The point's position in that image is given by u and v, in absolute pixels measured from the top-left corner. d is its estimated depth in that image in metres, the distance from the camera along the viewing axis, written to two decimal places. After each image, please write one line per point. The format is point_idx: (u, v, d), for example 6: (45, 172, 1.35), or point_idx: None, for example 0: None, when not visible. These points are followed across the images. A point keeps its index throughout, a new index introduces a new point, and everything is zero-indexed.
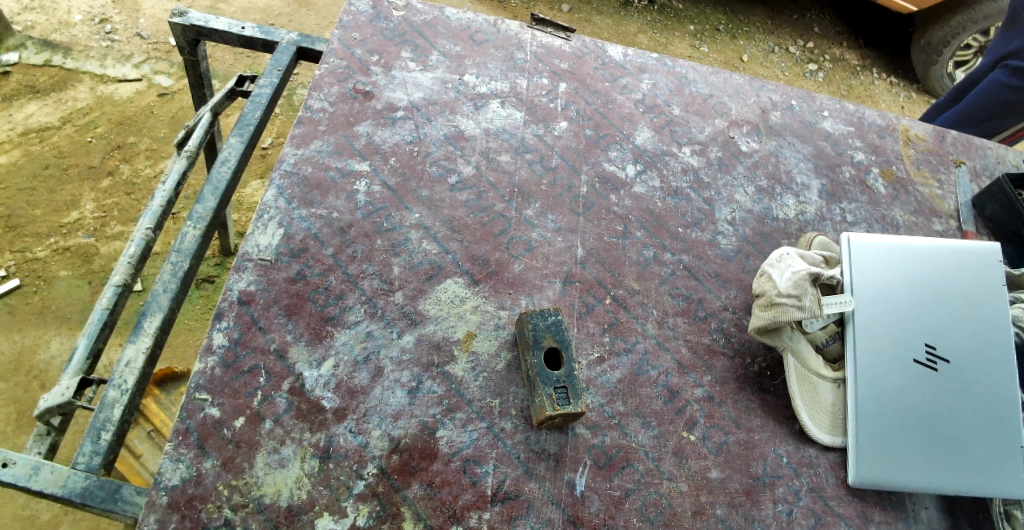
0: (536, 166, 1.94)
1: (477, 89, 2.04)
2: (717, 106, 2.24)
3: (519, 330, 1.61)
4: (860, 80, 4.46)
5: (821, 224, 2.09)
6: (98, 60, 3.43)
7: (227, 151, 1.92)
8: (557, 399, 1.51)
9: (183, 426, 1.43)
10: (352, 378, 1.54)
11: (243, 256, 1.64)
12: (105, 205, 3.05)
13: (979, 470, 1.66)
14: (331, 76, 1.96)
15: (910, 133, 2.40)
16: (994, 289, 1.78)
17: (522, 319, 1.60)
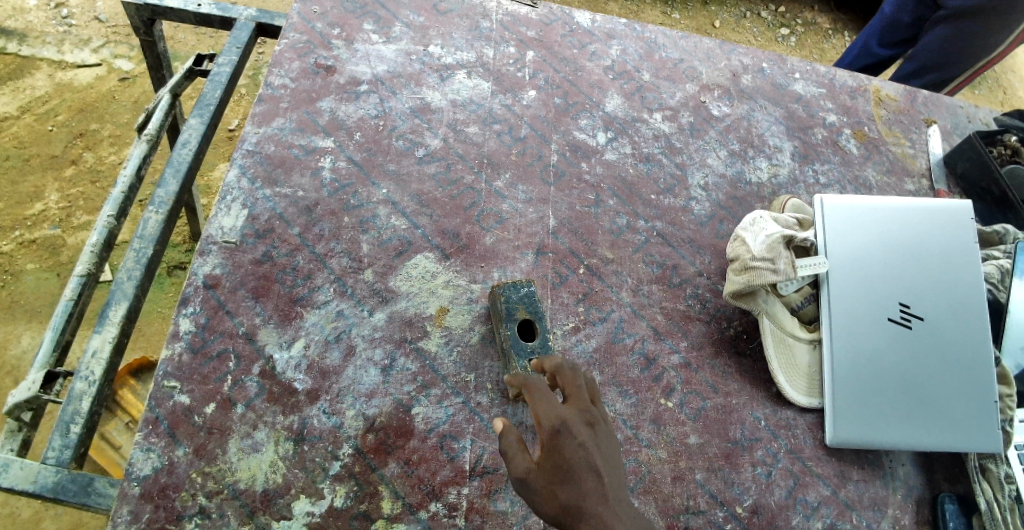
0: (505, 136, 1.91)
1: (443, 60, 2.00)
2: (687, 70, 2.21)
3: (492, 303, 1.58)
4: (832, 44, 4.43)
5: (794, 187, 2.08)
6: (55, 46, 3.31)
7: (187, 132, 1.86)
8: None
9: (153, 416, 1.40)
10: (323, 358, 1.52)
11: (207, 240, 1.60)
12: (69, 195, 2.97)
13: (955, 426, 1.67)
14: (291, 51, 1.90)
15: (881, 94, 2.38)
16: (967, 246, 1.78)
17: (494, 293, 1.58)
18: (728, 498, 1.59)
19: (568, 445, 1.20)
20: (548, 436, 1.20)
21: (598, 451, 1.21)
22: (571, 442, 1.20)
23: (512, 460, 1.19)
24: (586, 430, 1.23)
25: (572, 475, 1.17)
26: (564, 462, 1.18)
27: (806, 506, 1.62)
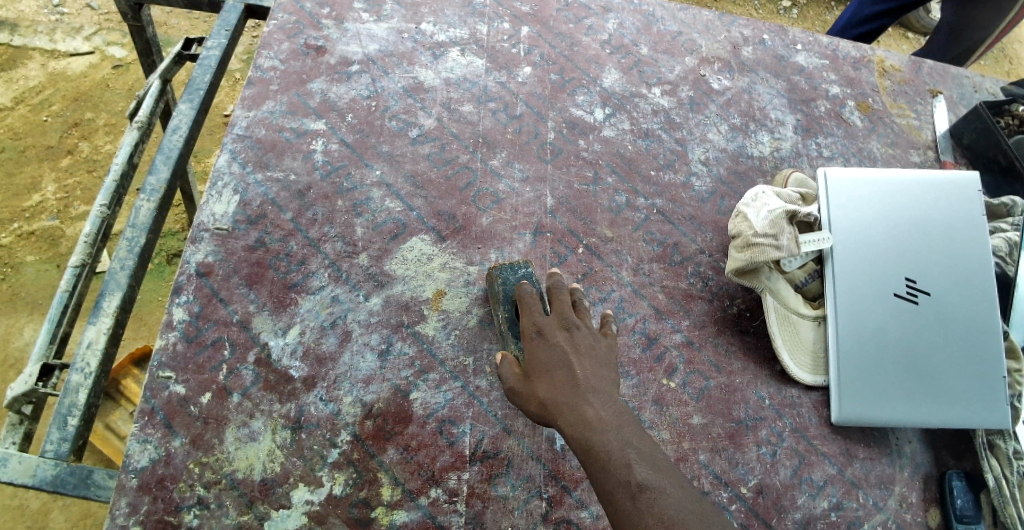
0: (500, 115, 1.87)
1: (436, 38, 1.95)
2: (686, 43, 2.16)
3: (490, 286, 1.56)
4: (835, 15, 4.35)
5: (797, 160, 2.04)
6: (47, 34, 3.26)
7: (177, 118, 1.82)
8: None
9: (149, 406, 1.39)
10: (319, 345, 1.49)
11: (199, 227, 1.57)
12: (66, 185, 2.94)
13: (962, 402, 1.64)
14: (280, 32, 1.86)
15: (885, 64, 2.33)
16: (975, 218, 1.74)
17: (492, 276, 1.55)
18: (733, 479, 1.57)
19: (546, 347, 1.34)
20: (528, 344, 1.37)
21: (573, 350, 1.34)
22: (547, 345, 1.34)
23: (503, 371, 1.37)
24: (565, 333, 1.37)
25: (548, 373, 1.31)
26: (543, 363, 1.32)
27: (811, 485, 1.61)
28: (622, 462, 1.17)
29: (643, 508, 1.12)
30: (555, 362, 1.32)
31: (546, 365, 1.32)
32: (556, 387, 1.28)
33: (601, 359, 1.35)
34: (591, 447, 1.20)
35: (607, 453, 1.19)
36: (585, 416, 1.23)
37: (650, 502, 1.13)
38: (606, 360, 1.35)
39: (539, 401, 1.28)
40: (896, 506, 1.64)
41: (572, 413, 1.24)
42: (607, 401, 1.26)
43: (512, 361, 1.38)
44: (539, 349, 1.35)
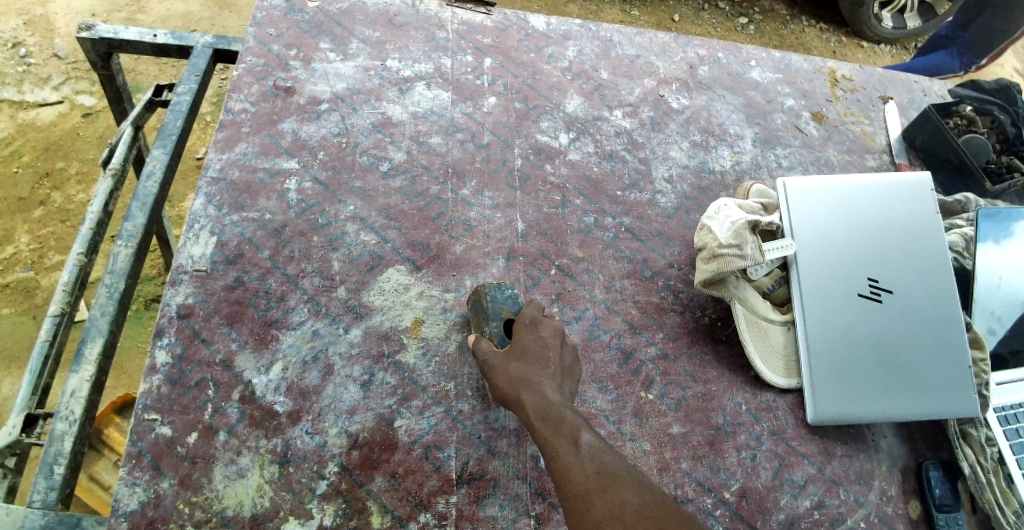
0: (468, 145, 1.93)
1: (402, 73, 2.01)
2: (645, 66, 2.24)
3: (478, 302, 1.59)
4: (790, 29, 4.48)
5: (757, 172, 2.12)
6: (15, 86, 3.27)
7: (151, 164, 1.85)
8: None
9: (135, 450, 1.40)
10: (302, 380, 1.52)
11: (178, 270, 1.60)
12: (40, 236, 2.95)
13: (931, 394, 1.70)
14: (249, 75, 1.91)
15: (837, 74, 2.43)
16: (930, 215, 1.81)
17: (485, 294, 1.58)
18: (716, 484, 1.61)
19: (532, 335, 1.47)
20: (519, 329, 1.49)
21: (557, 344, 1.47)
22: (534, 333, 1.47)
23: (481, 345, 1.49)
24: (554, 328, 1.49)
25: (527, 357, 1.44)
26: (523, 348, 1.45)
27: (792, 485, 1.65)
28: (572, 427, 1.33)
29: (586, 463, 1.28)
30: (533, 349, 1.45)
31: (524, 350, 1.45)
32: (527, 368, 1.42)
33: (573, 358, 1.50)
34: (546, 416, 1.35)
35: (560, 419, 1.34)
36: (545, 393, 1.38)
37: (592, 458, 1.29)
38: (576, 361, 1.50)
39: (510, 376, 1.42)
40: (876, 501, 1.69)
41: (535, 387, 1.39)
42: (564, 389, 1.42)
43: (485, 345, 1.51)
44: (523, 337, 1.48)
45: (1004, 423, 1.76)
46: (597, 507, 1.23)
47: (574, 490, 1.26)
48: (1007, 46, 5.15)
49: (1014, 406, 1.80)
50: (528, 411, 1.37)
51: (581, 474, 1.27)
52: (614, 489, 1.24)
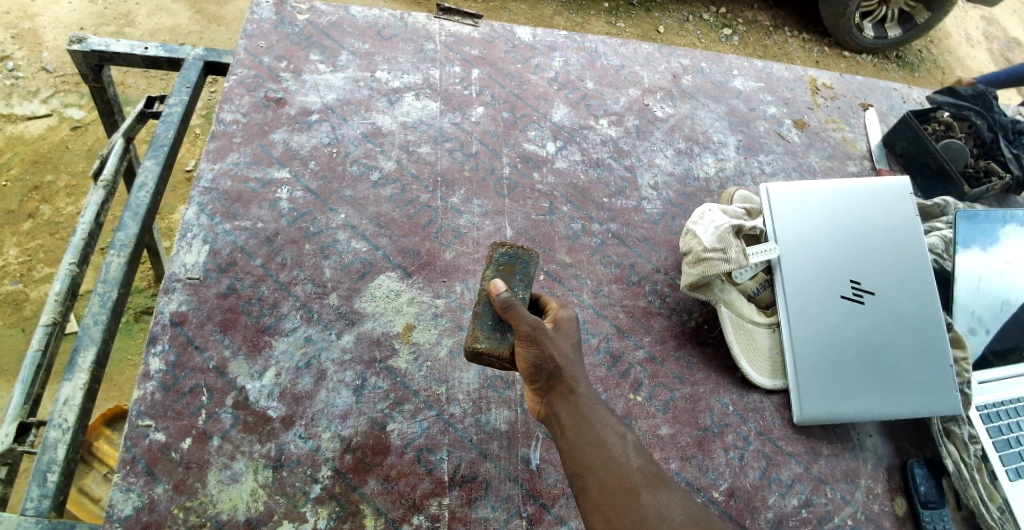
0: (457, 154, 1.96)
1: (391, 84, 2.05)
2: (629, 76, 2.29)
3: (520, 265, 1.44)
4: (774, 40, 4.57)
5: (741, 178, 2.16)
6: (3, 99, 3.27)
7: (143, 174, 1.87)
8: (495, 338, 1.36)
9: (129, 456, 1.41)
10: (295, 385, 1.54)
11: (171, 278, 1.62)
12: (28, 248, 2.95)
13: (914, 393, 1.74)
14: (240, 87, 1.94)
15: (817, 83, 2.49)
16: (910, 219, 1.86)
17: (527, 257, 1.45)
18: (704, 484, 1.64)
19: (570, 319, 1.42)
20: (563, 316, 1.40)
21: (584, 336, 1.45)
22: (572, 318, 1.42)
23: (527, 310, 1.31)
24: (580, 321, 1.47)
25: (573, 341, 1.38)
26: (568, 332, 1.39)
27: (779, 484, 1.68)
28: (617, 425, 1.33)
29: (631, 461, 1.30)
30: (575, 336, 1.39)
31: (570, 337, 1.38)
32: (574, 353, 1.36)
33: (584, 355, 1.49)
34: (593, 405, 1.33)
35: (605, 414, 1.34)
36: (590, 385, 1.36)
37: (637, 456, 1.31)
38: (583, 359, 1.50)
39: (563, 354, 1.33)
40: (862, 498, 1.72)
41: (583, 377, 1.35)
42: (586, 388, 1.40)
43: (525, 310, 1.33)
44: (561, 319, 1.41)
45: (986, 421, 1.81)
46: (643, 503, 1.26)
47: (617, 482, 1.27)
48: (986, 55, 5.27)
49: (995, 404, 1.85)
50: (574, 399, 1.33)
51: (627, 468, 1.28)
52: (662, 490, 1.28)
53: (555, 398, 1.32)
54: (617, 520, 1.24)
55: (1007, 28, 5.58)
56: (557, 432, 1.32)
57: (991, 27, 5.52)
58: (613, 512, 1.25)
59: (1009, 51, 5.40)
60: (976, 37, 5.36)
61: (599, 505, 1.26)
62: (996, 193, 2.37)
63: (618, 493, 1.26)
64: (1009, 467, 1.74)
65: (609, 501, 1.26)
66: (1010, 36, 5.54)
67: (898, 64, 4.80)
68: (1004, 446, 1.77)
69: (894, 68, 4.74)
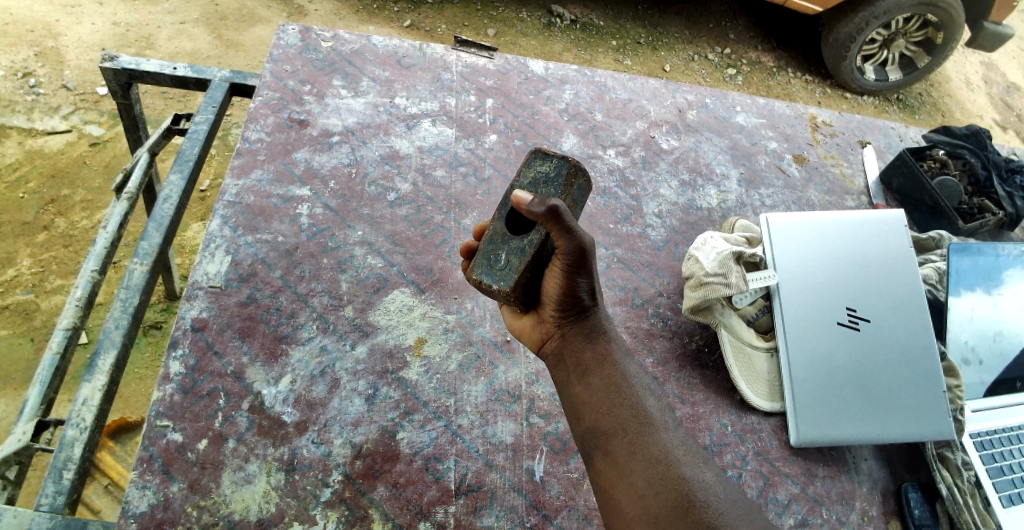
0: (470, 178, 2.04)
1: (409, 110, 2.14)
2: (637, 109, 2.39)
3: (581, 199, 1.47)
4: (777, 80, 4.71)
5: (742, 210, 2.24)
6: (25, 114, 3.25)
7: (168, 188, 1.93)
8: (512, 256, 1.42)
9: (147, 454, 1.46)
10: (310, 392, 1.59)
11: (193, 285, 1.68)
12: (42, 260, 2.92)
13: (908, 417, 1.79)
14: (265, 107, 2.02)
15: (817, 120, 2.60)
16: (904, 250, 1.94)
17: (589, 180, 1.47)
18: None
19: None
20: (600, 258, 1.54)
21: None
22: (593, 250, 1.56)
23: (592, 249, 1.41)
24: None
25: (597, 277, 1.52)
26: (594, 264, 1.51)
27: (777, 505, 1.72)
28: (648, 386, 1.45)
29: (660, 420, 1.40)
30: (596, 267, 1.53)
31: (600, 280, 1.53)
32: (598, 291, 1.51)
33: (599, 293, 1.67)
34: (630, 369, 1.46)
35: (637, 377, 1.46)
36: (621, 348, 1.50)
37: (677, 431, 1.39)
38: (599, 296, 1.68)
39: (592, 289, 1.47)
40: (858, 521, 1.76)
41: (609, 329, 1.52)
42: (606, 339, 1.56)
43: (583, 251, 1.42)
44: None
45: (980, 448, 1.87)
46: (676, 470, 1.32)
47: (653, 446, 1.35)
48: (984, 99, 5.43)
49: (988, 432, 1.92)
50: (601, 347, 1.48)
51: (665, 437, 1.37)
52: (697, 463, 1.34)
53: (577, 336, 1.49)
54: (647, 479, 1.32)
55: (1006, 74, 5.75)
56: (579, 372, 1.46)
57: (990, 72, 5.68)
58: (645, 472, 1.33)
59: (1008, 96, 5.56)
60: (976, 82, 5.52)
61: (628, 464, 1.35)
62: (990, 229, 2.47)
63: (644, 450, 1.35)
64: (1001, 493, 1.80)
65: (634, 456, 1.35)
66: (1009, 81, 5.71)
67: (899, 106, 4.94)
68: (998, 473, 1.84)
69: (895, 110, 4.87)
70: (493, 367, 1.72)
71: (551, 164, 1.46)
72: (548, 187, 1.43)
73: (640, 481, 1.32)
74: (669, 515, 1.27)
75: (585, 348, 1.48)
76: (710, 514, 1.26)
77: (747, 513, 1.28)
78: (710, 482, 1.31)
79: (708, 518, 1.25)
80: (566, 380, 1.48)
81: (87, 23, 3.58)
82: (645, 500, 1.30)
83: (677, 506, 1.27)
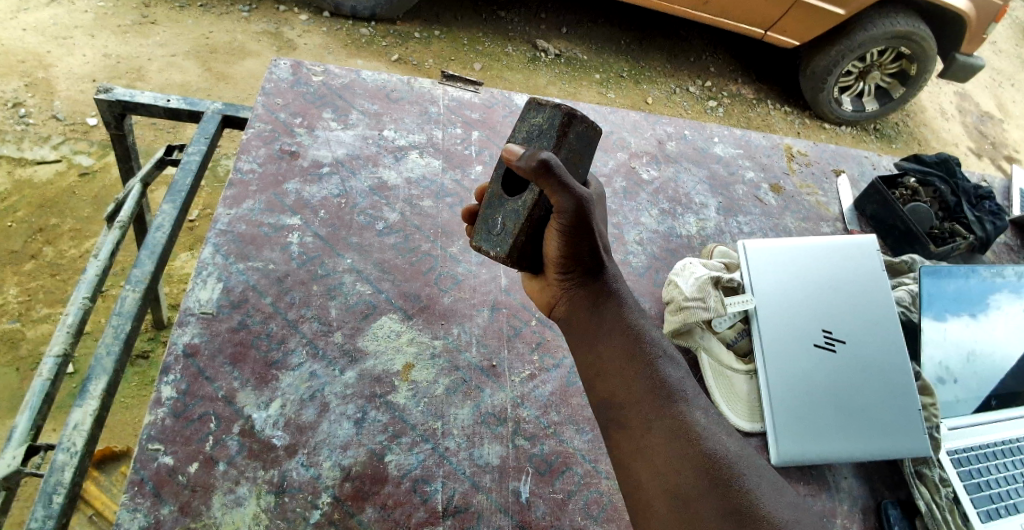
0: (456, 208, 2.10)
1: (397, 142, 2.21)
2: (618, 140, 2.47)
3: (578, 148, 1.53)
4: (757, 112, 4.85)
5: (721, 237, 2.32)
6: (15, 143, 3.28)
7: (160, 217, 1.94)
8: (510, 219, 1.52)
9: (138, 477, 1.48)
10: (299, 416, 1.62)
11: (186, 311, 1.71)
12: (29, 288, 2.93)
13: (885, 434, 1.85)
14: (257, 139, 2.08)
15: (793, 150, 2.70)
16: (876, 274, 2.01)
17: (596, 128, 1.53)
18: None
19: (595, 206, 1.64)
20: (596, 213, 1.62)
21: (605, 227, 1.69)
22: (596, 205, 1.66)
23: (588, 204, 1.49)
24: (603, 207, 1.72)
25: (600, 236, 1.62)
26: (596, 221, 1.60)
27: None
28: (660, 356, 1.59)
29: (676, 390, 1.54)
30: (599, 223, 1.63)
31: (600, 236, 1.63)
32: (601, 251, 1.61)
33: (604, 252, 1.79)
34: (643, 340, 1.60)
35: (649, 344, 1.59)
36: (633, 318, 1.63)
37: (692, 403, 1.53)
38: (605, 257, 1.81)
39: (592, 248, 1.57)
40: None
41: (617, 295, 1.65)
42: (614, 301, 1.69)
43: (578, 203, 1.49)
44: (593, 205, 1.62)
45: (959, 465, 1.95)
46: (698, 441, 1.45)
47: (672, 418, 1.48)
48: (959, 128, 5.61)
49: (965, 449, 2.00)
50: (612, 313, 1.62)
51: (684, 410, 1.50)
52: (717, 435, 1.47)
53: (587, 302, 1.62)
54: (671, 452, 1.44)
55: (979, 103, 5.95)
56: (592, 340, 1.60)
57: (963, 102, 5.87)
58: (668, 445, 1.45)
59: (981, 124, 5.75)
60: (950, 112, 5.70)
61: (649, 436, 1.47)
62: (961, 253, 2.57)
63: (664, 423, 1.48)
64: (980, 509, 1.89)
65: (653, 424, 1.48)
66: (982, 110, 5.91)
67: (876, 136, 5.09)
68: (975, 488, 1.92)
69: (872, 140, 5.02)
70: (480, 391, 1.76)
71: (544, 117, 1.52)
72: (541, 141, 1.50)
73: (662, 447, 1.45)
74: (692, 477, 1.40)
75: (596, 313, 1.61)
76: (733, 481, 1.39)
77: (761, 474, 1.43)
78: (727, 446, 1.45)
79: (728, 477, 1.39)
80: (579, 346, 1.61)
81: (78, 54, 3.61)
82: (666, 464, 1.43)
83: (699, 468, 1.41)
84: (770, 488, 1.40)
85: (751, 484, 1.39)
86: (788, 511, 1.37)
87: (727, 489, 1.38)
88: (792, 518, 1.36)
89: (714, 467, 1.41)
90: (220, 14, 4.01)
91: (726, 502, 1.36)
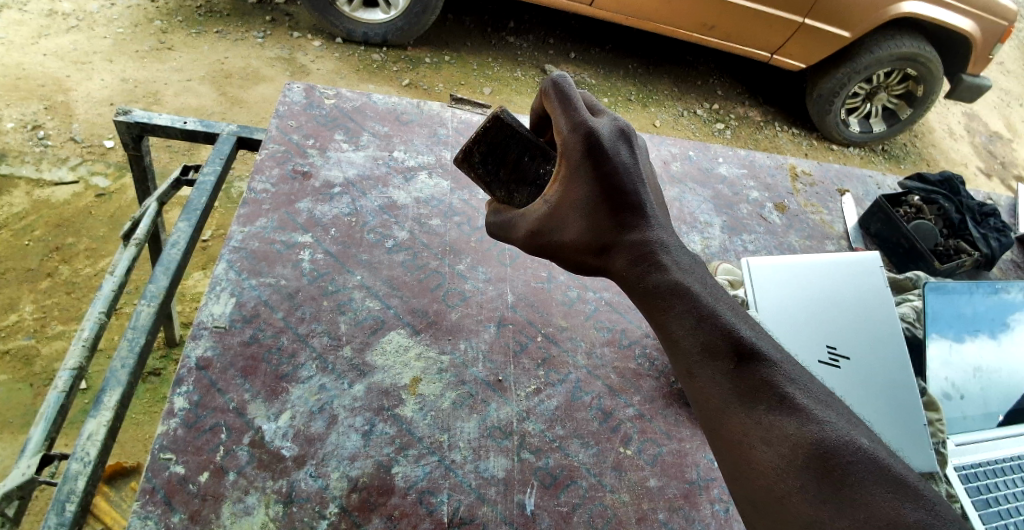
0: (464, 227, 2.15)
1: (406, 163, 2.26)
2: None
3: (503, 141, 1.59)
4: (765, 134, 4.90)
5: (725, 255, 2.35)
6: (34, 164, 3.36)
7: (175, 234, 1.98)
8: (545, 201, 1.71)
9: (150, 485, 1.51)
10: (308, 427, 1.66)
11: (199, 325, 1.75)
12: (44, 305, 2.99)
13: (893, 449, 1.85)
14: (271, 160, 2.13)
15: (797, 170, 2.74)
16: (878, 291, 2.03)
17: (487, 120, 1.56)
18: None
19: (560, 192, 1.45)
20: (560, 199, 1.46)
21: (603, 187, 1.43)
22: (566, 184, 1.44)
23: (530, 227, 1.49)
24: (590, 162, 1.42)
25: (590, 222, 1.45)
26: (572, 217, 1.45)
27: None
28: (726, 326, 1.34)
29: (753, 370, 1.30)
30: (581, 210, 1.44)
31: (583, 216, 1.45)
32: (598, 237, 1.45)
33: (649, 184, 1.51)
34: (684, 320, 1.37)
35: (699, 324, 1.35)
36: (690, 285, 1.40)
37: (756, 386, 1.29)
38: (657, 190, 1.53)
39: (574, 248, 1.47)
40: None
41: (661, 263, 1.43)
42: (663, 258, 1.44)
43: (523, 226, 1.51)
44: (558, 196, 1.46)
45: (966, 481, 1.98)
46: (762, 442, 1.24)
47: (731, 418, 1.28)
48: (968, 148, 5.64)
49: (973, 465, 2.02)
50: (653, 296, 1.41)
51: (745, 402, 1.28)
52: (786, 426, 1.24)
53: (628, 289, 1.46)
54: (733, 462, 1.27)
55: (988, 124, 5.98)
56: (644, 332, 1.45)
57: (972, 122, 5.91)
58: (729, 453, 1.28)
59: (991, 145, 5.78)
60: (958, 132, 5.73)
61: (711, 442, 1.31)
62: (968, 269, 2.60)
63: (722, 425, 1.29)
64: (988, 524, 1.91)
65: (726, 419, 1.29)
66: (991, 130, 5.94)
67: (885, 157, 5.12)
68: (984, 504, 1.94)
69: (880, 161, 5.06)
70: (486, 404, 1.79)
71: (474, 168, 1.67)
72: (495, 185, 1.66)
73: (737, 450, 1.26)
74: (776, 481, 1.21)
75: (640, 291, 1.43)
76: (806, 484, 1.19)
77: (864, 461, 1.18)
78: (817, 434, 1.22)
79: (818, 476, 1.18)
80: None
81: (97, 79, 3.70)
82: (742, 471, 1.25)
83: (782, 468, 1.21)
84: (875, 480, 1.16)
85: (848, 478, 1.17)
86: (897, 510, 1.12)
87: (818, 493, 1.17)
88: (900, 518, 1.11)
89: (799, 467, 1.20)
90: (235, 40, 4.12)
91: (819, 510, 1.16)
